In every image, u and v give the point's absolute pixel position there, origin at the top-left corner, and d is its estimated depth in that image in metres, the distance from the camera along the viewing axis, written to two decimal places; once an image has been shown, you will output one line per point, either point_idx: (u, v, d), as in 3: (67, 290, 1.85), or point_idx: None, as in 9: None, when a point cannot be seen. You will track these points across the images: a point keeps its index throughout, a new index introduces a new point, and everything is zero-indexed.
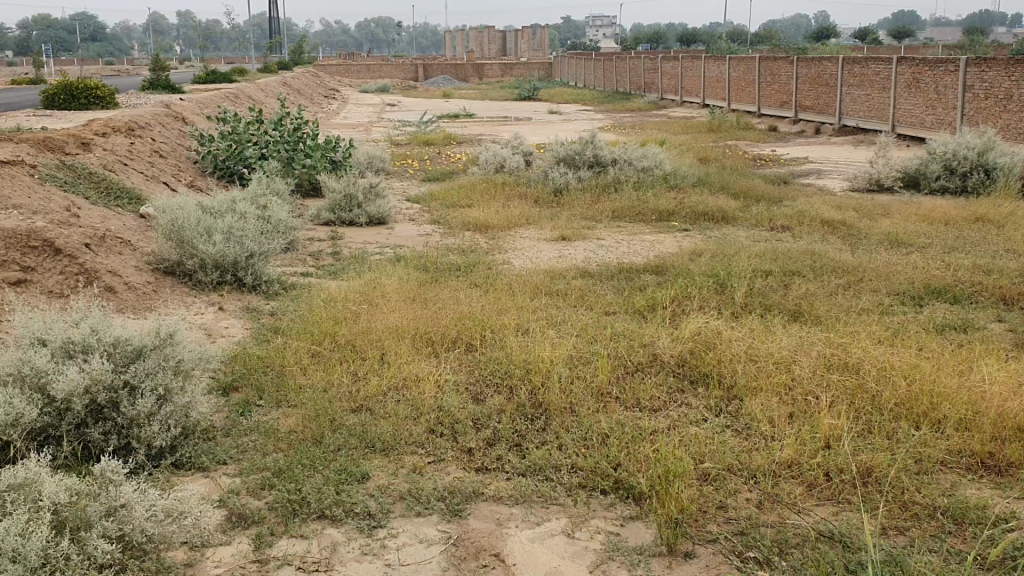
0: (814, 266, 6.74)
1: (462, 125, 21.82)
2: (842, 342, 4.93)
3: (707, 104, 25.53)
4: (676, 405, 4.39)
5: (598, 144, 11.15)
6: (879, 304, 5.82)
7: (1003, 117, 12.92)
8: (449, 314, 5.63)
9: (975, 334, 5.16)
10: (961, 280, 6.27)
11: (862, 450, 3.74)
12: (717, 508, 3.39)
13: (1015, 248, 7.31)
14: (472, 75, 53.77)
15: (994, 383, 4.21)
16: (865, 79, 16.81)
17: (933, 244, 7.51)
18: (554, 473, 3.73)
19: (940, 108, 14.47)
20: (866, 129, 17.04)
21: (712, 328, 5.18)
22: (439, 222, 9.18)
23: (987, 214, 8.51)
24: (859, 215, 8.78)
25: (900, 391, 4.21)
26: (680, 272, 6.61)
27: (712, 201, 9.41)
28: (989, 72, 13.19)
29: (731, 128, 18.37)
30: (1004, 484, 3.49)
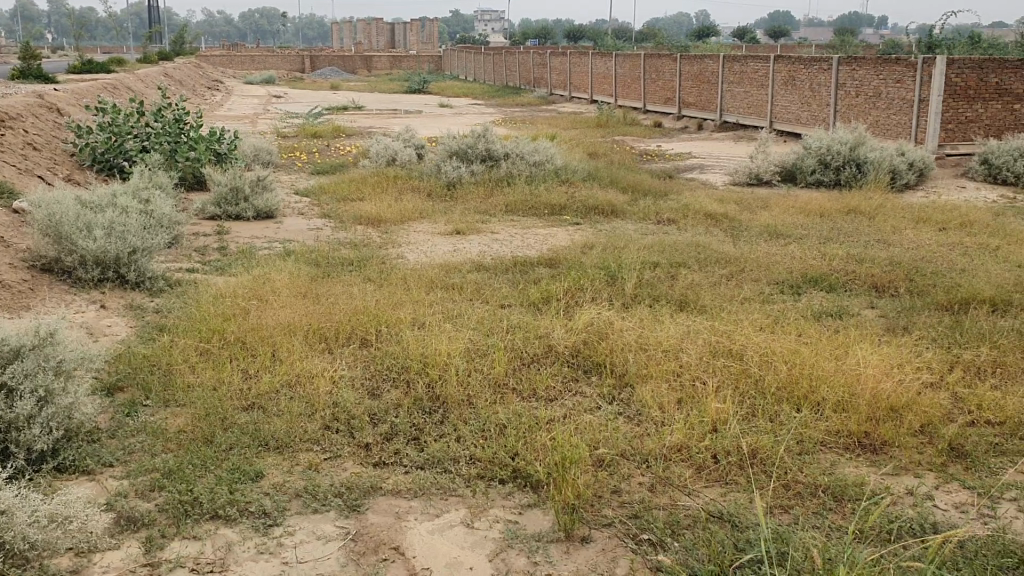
0: (699, 258, 6.95)
1: (351, 118, 21.57)
2: (726, 330, 5.11)
3: (595, 99, 25.93)
4: (570, 394, 4.48)
5: (488, 138, 11.20)
6: (760, 293, 6.05)
7: (873, 114, 13.54)
8: (343, 309, 5.58)
9: (849, 320, 5.43)
10: (836, 269, 6.58)
11: (747, 432, 3.90)
12: (612, 493, 3.48)
13: (885, 238, 7.70)
14: (360, 67, 53.09)
15: (869, 365, 4.44)
16: (744, 77, 17.38)
17: (810, 235, 7.85)
18: (452, 465, 3.75)
19: (815, 105, 15.09)
20: (746, 125, 17.62)
21: (605, 319, 5.29)
22: (329, 217, 9.05)
23: (859, 206, 8.93)
24: (740, 208, 9.10)
25: (782, 375, 4.40)
26: (573, 265, 6.72)
27: (601, 194, 9.57)
28: (859, 70, 13.80)
29: (618, 124, 18.71)
30: (879, 461, 3.69)
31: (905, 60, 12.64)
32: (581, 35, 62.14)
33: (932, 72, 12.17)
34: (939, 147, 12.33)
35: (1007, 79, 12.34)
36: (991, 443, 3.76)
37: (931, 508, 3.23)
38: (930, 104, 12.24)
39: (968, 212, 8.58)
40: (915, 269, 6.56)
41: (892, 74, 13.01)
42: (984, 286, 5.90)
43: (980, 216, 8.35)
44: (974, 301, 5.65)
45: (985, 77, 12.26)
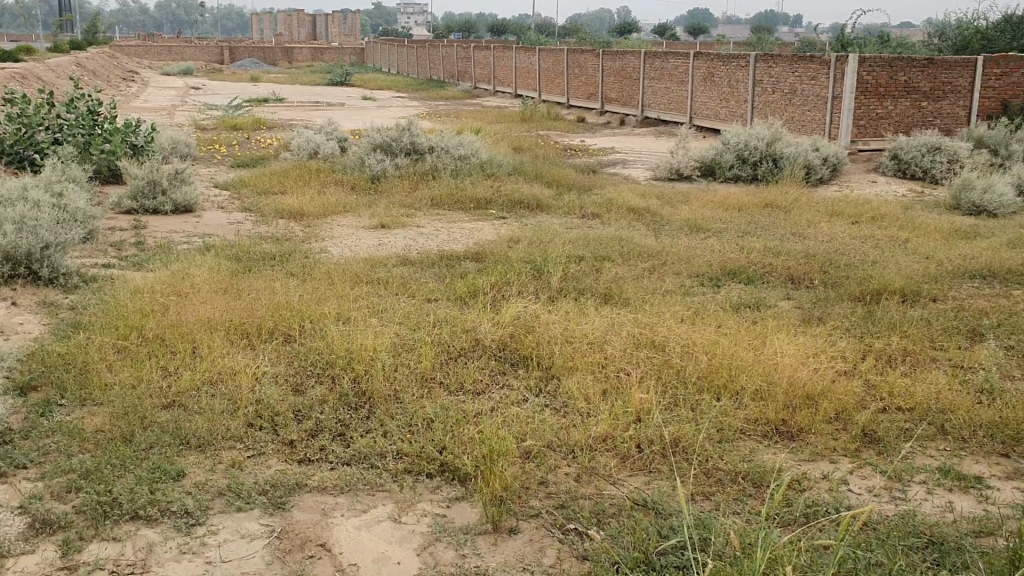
0: (622, 251, 7.04)
1: (272, 110, 21.24)
2: (649, 321, 5.20)
3: (519, 93, 26.00)
4: (497, 387, 4.51)
5: (413, 131, 11.15)
6: (681, 286, 6.15)
7: (789, 110, 13.88)
8: (265, 305, 5.50)
9: (767, 311, 5.57)
10: (755, 262, 6.73)
11: (669, 422, 3.98)
12: (538, 485, 3.52)
13: (800, 231, 7.91)
14: (281, 59, 52.19)
15: (785, 354, 4.57)
16: (664, 73, 17.63)
17: (729, 229, 8.03)
18: (379, 461, 3.74)
19: (733, 101, 15.40)
20: (667, 121, 17.89)
21: (530, 312, 5.32)
22: (250, 210, 8.90)
23: (775, 201, 9.16)
24: (662, 203, 9.25)
25: (703, 366, 4.50)
26: (499, 259, 6.75)
27: (526, 189, 9.62)
28: (775, 68, 14.13)
29: (543, 118, 18.81)
30: (796, 447, 3.80)
31: (820, 57, 12.97)
32: (505, 31, 62.16)
33: (844, 70, 12.53)
34: (852, 143, 12.72)
35: (916, 77, 12.75)
36: (901, 428, 3.90)
37: (846, 492, 3.34)
38: (843, 101, 12.60)
39: (879, 206, 8.87)
40: (829, 261, 6.76)
41: (807, 71, 13.34)
42: (894, 277, 6.11)
43: (890, 210, 8.64)
44: (885, 292, 5.85)
45: (895, 75, 12.66)
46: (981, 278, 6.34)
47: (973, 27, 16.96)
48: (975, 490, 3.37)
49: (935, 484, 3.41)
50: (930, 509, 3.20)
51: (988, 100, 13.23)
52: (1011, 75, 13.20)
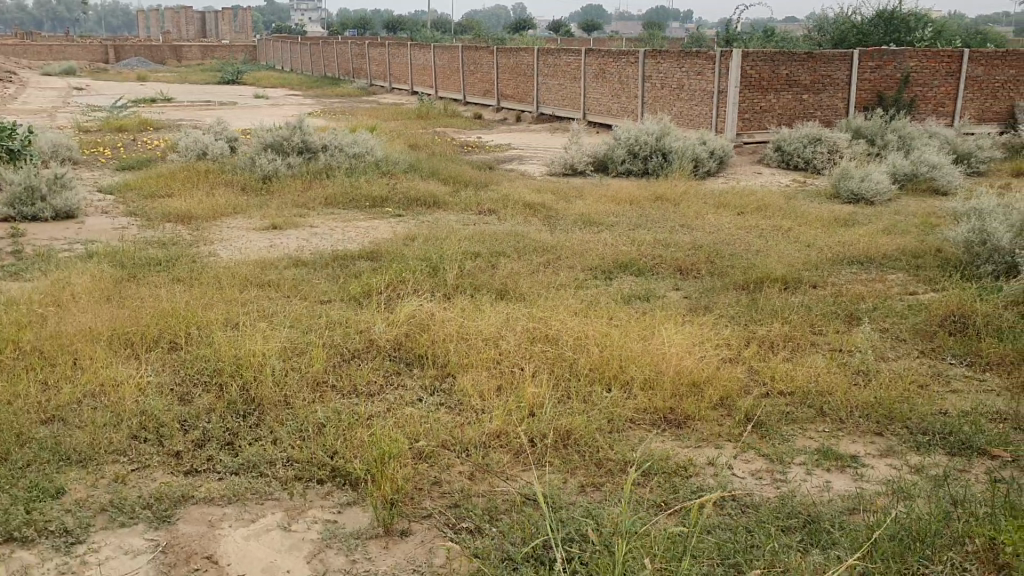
0: (517, 247, 7.06)
1: (159, 110, 20.61)
2: (543, 316, 5.23)
3: (415, 90, 25.85)
4: (391, 388, 4.47)
5: (305, 130, 10.98)
6: (574, 280, 6.21)
7: (678, 105, 14.17)
8: (151, 312, 5.33)
9: (656, 302, 5.68)
10: (646, 254, 6.86)
11: (562, 415, 4.01)
12: (431, 485, 3.50)
13: (688, 223, 8.09)
14: (170, 57, 50.49)
15: (673, 344, 4.66)
16: (557, 70, 17.78)
17: (621, 223, 8.15)
18: (268, 469, 3.67)
19: (625, 97, 15.64)
20: (562, 117, 18.06)
21: (425, 310, 5.29)
22: (135, 215, 8.62)
23: (666, 194, 9.33)
24: (556, 198, 9.32)
25: (593, 357, 4.56)
26: (394, 258, 6.69)
27: (421, 186, 9.56)
28: (663, 63, 14.39)
29: (439, 115, 18.74)
30: (683, 435, 3.88)
31: (705, 53, 13.26)
32: (401, 28, 61.64)
33: (728, 65, 12.87)
34: (738, 136, 13.09)
35: (796, 71, 13.18)
36: (783, 412, 4.02)
37: (730, 477, 3.42)
38: (727, 95, 12.92)
39: (764, 196, 9.13)
40: (716, 252, 6.93)
41: (693, 67, 13.64)
42: (776, 266, 6.30)
43: (774, 200, 8.91)
44: (767, 280, 6.03)
45: (776, 69, 13.06)
46: (858, 264, 6.59)
47: (848, 21, 17.59)
48: (852, 468, 3.50)
49: (814, 465, 3.53)
50: (809, 489, 3.31)
51: (864, 92, 13.77)
52: (884, 68, 13.77)
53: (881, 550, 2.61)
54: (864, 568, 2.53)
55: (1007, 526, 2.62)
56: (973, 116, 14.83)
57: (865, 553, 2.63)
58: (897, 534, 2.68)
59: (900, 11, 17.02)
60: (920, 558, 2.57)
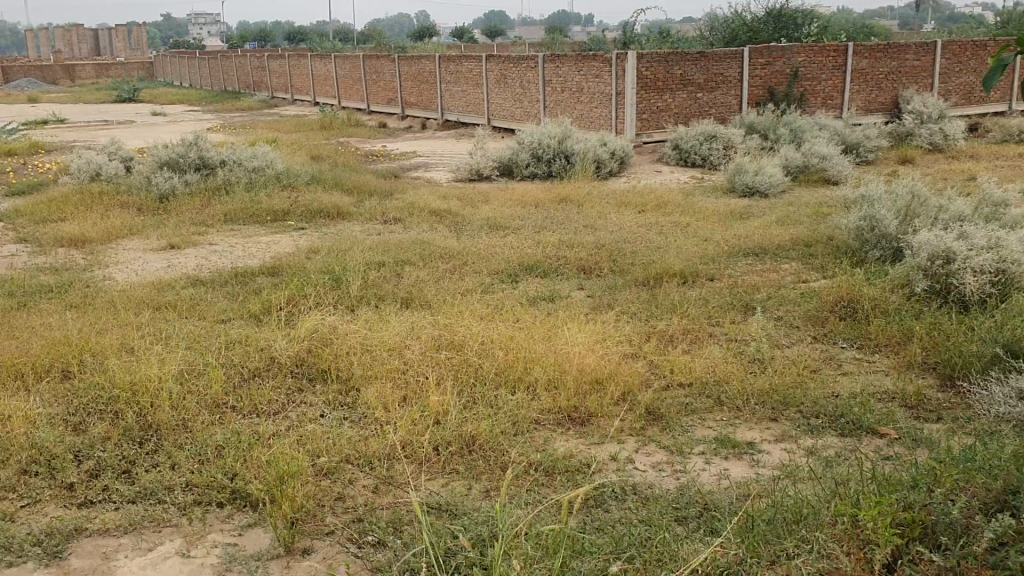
0: (422, 254, 7.04)
1: (52, 132, 19.89)
2: (448, 322, 5.21)
3: (318, 101, 25.56)
4: (294, 406, 4.38)
5: (201, 146, 10.74)
6: (479, 284, 6.21)
7: (578, 107, 14.33)
8: (41, 342, 5.13)
9: (560, 303, 5.73)
10: (550, 256, 6.90)
11: (467, 420, 3.99)
12: (334, 501, 3.45)
13: (592, 224, 8.17)
14: (62, 77, 48.70)
15: (577, 343, 4.70)
16: (460, 76, 17.80)
17: (526, 225, 8.20)
18: (167, 495, 3.56)
19: (527, 101, 15.75)
20: (466, 122, 18.08)
21: (328, 324, 5.22)
22: (25, 241, 8.29)
23: (569, 195, 9.42)
24: (461, 204, 9.33)
25: (498, 362, 4.56)
26: (295, 272, 6.59)
27: (324, 197, 9.44)
28: (562, 67, 14.53)
29: (343, 125, 18.56)
30: (587, 433, 3.91)
31: (602, 55, 13.43)
32: (303, 39, 60.93)
33: (624, 67, 13.05)
34: (637, 136, 13.30)
35: (690, 70, 13.45)
36: (684, 404, 4.09)
37: (632, 471, 3.47)
38: (625, 97, 13.12)
39: (664, 194, 9.30)
40: (618, 250, 7.02)
41: (591, 69, 13.81)
42: (674, 261, 6.42)
43: (673, 197, 9.08)
44: (666, 276, 6.14)
45: (670, 69, 13.32)
46: (754, 255, 6.75)
47: (739, 20, 18.03)
48: (748, 455, 3.59)
49: (713, 454, 3.60)
50: (708, 478, 3.37)
51: (756, 88, 14.16)
52: (774, 64, 14.19)
53: (758, 532, 2.65)
54: (740, 553, 2.56)
55: (869, 502, 2.66)
56: (861, 108, 15.39)
57: (743, 536, 2.66)
58: (772, 517, 2.72)
59: (787, 8, 17.56)
60: (793, 538, 2.60)
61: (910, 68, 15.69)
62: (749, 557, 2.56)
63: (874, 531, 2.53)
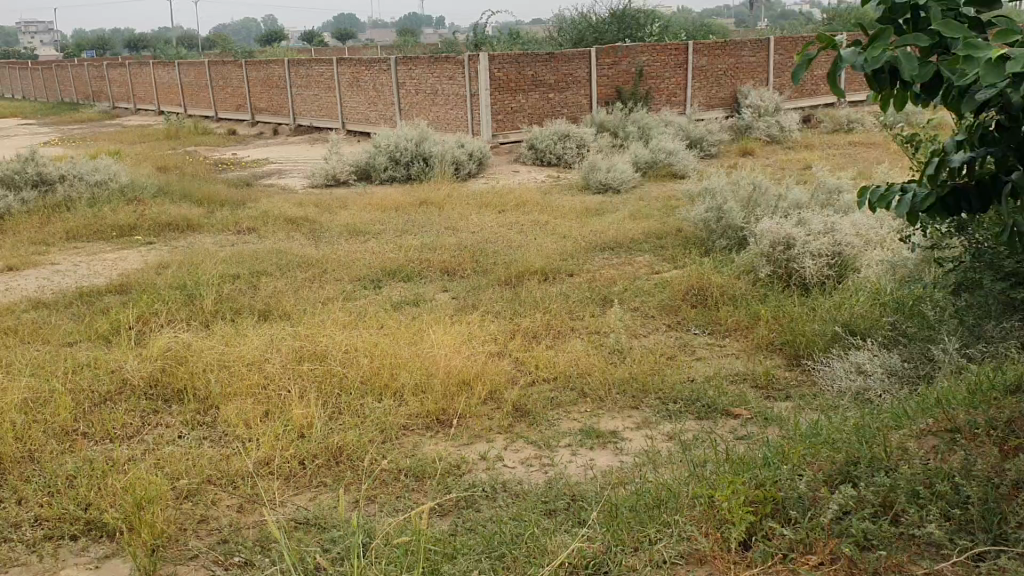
0: (280, 264, 6.88)
1: None
2: (309, 332, 5.10)
3: (164, 110, 24.61)
4: (150, 429, 4.20)
5: (38, 161, 10.15)
6: (341, 292, 6.13)
7: (434, 110, 14.33)
8: None
9: (424, 306, 5.71)
10: (411, 260, 6.87)
11: (332, 431, 3.93)
12: (197, 524, 3.32)
13: (452, 225, 8.18)
14: None
15: (441, 346, 4.70)
16: (310, 81, 17.51)
17: (386, 230, 8.14)
18: (13, 532, 3.33)
19: (381, 104, 15.64)
20: (320, 128, 17.79)
21: (182, 341, 5.02)
22: None
23: (428, 198, 9.40)
24: (318, 210, 9.17)
25: (362, 370, 4.49)
26: (145, 288, 6.32)
27: (172, 210, 9.10)
28: (415, 69, 14.49)
29: (191, 134, 17.93)
30: (455, 434, 3.92)
31: (454, 57, 13.46)
32: (144, 46, 58.57)
33: (477, 68, 13.13)
34: (494, 137, 13.41)
35: (542, 71, 13.65)
36: (549, 399, 4.16)
37: (501, 469, 3.49)
38: (479, 98, 13.18)
39: (522, 193, 9.40)
40: (480, 250, 7.05)
41: (443, 71, 13.82)
42: (535, 259, 6.50)
43: (531, 196, 9.20)
44: (528, 274, 6.22)
45: (522, 70, 13.46)
46: (611, 249, 6.92)
47: (585, 21, 18.43)
48: (612, 444, 3.68)
49: (578, 445, 3.67)
50: (574, 470, 3.44)
51: (605, 87, 14.52)
52: (620, 63, 14.58)
53: (622, 521, 2.71)
54: (606, 542, 2.60)
55: (723, 483, 2.76)
56: (704, 104, 16.01)
57: (607, 526, 2.71)
58: (635, 505, 2.78)
59: (630, 9, 18.09)
60: (655, 524, 2.67)
61: (746, 64, 16.43)
62: (614, 545, 2.60)
63: (729, 511, 2.62)
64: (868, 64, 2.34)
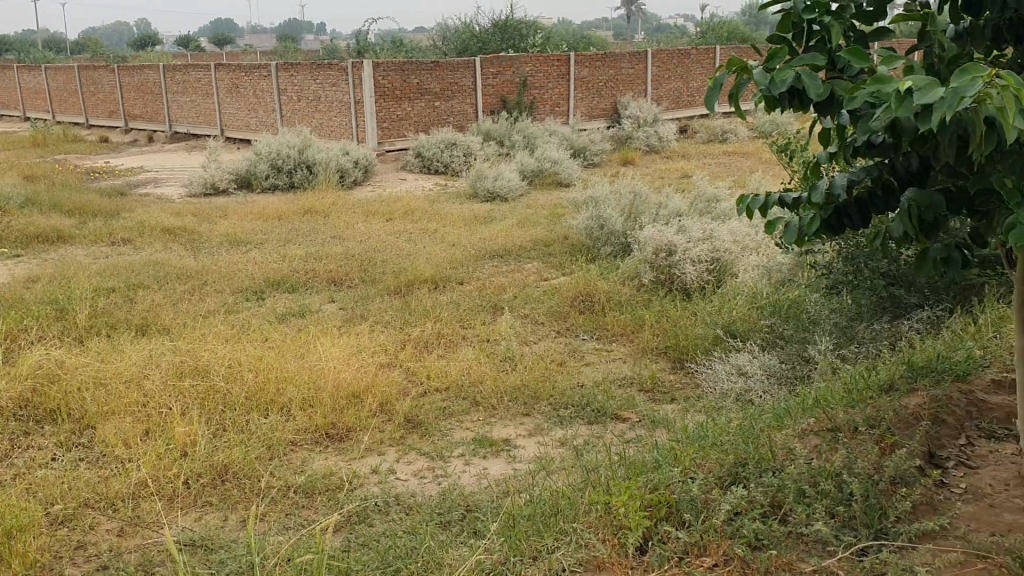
0: (158, 276, 6.63)
1: None
2: (191, 347, 4.93)
3: (28, 116, 23.45)
4: (20, 451, 3.97)
5: None
6: (223, 304, 5.95)
7: (316, 117, 14.11)
8: None
9: (310, 317, 5.60)
10: (296, 270, 6.74)
11: (218, 449, 3.80)
12: (73, 550, 3.16)
13: (338, 234, 8.07)
14: None
15: (330, 358, 4.62)
16: (187, 87, 17.00)
17: (269, 239, 7.97)
18: None
19: (261, 111, 15.31)
20: (197, 135, 17.29)
21: (54, 358, 4.77)
22: None
23: (313, 206, 9.25)
24: (198, 220, 8.89)
25: (248, 385, 4.36)
26: (12, 303, 6.00)
27: (40, 220, 8.67)
28: (296, 76, 14.24)
29: (59, 141, 17.12)
30: (345, 449, 3.85)
31: (337, 64, 13.29)
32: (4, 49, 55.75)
33: (361, 76, 13.00)
34: (379, 145, 13.30)
35: (426, 79, 13.60)
36: (440, 409, 4.14)
37: (393, 482, 3.46)
38: (363, 106, 13.05)
39: (408, 201, 9.36)
40: (367, 260, 6.97)
41: (326, 78, 13.64)
42: (424, 268, 6.47)
43: (417, 205, 9.17)
44: (416, 283, 6.18)
45: (406, 78, 13.40)
46: (499, 257, 6.95)
47: (468, 30, 18.52)
48: (505, 452, 3.69)
49: (471, 455, 3.67)
50: (467, 480, 3.43)
51: (490, 96, 14.60)
52: (504, 73, 14.69)
53: (520, 531, 2.71)
54: (504, 554, 2.59)
55: (618, 490, 2.79)
56: (586, 114, 16.29)
57: (505, 537, 2.70)
58: (533, 514, 2.79)
59: (512, 19, 18.29)
60: (552, 532, 2.68)
61: (626, 75, 16.81)
62: (512, 556, 2.60)
63: (625, 516, 2.65)
64: (773, 86, 2.30)
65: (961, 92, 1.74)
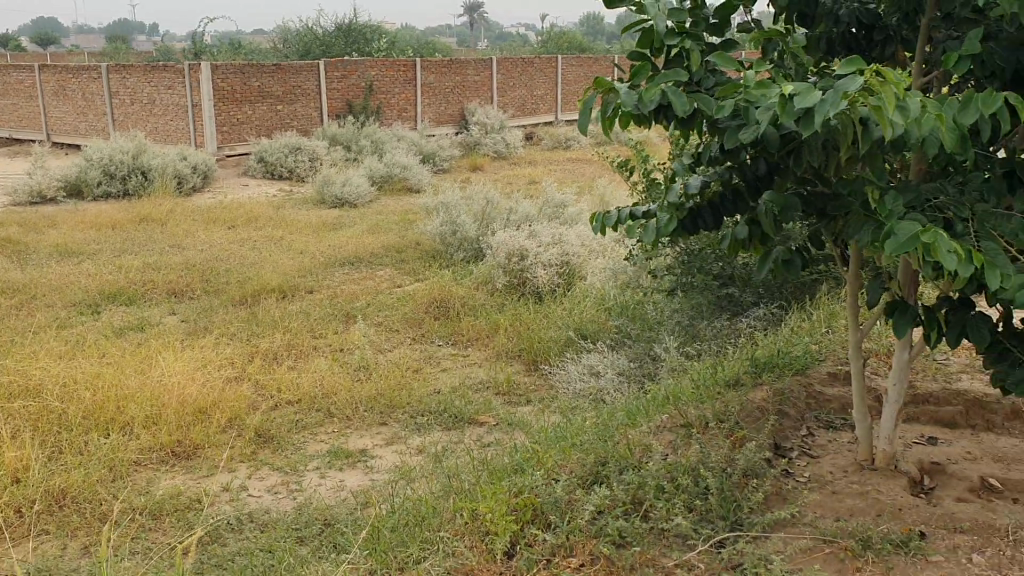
0: None
1: None
2: (19, 365, 4.59)
3: None
4: None
5: None
6: (53, 319, 5.60)
7: (151, 120, 13.50)
8: None
9: (150, 331, 5.35)
10: (134, 282, 6.42)
11: (54, 472, 3.55)
12: None
13: (178, 243, 7.76)
14: None
15: (173, 373, 4.41)
16: (8, 89, 15.95)
17: (103, 250, 7.57)
18: None
19: (91, 114, 14.53)
20: (20, 140, 16.23)
21: None
22: None
23: (150, 214, 8.85)
24: (23, 230, 8.34)
25: (84, 404, 4.10)
26: None
27: None
28: (129, 78, 13.60)
29: None
30: (194, 467, 3.70)
31: (172, 66, 12.78)
32: None
33: (199, 79, 12.55)
34: (219, 150, 12.86)
35: (268, 82, 13.25)
36: (292, 422, 4.04)
37: (247, 499, 3.35)
38: (202, 109, 12.59)
39: (252, 208, 9.10)
40: (209, 269, 6.73)
41: (161, 81, 13.09)
42: (271, 277, 6.30)
43: (262, 211, 8.94)
44: (264, 292, 6.01)
45: (246, 81, 13.02)
46: (349, 264, 6.85)
47: (311, 33, 18.21)
48: (362, 462, 3.64)
49: (327, 467, 3.60)
50: (325, 493, 3.37)
51: (335, 101, 14.38)
52: (348, 78, 14.50)
53: (385, 543, 2.67)
54: (370, 566, 2.55)
55: (483, 496, 2.79)
56: (433, 120, 16.29)
57: (371, 550, 2.65)
58: (396, 526, 2.76)
59: (355, 23, 18.11)
60: (418, 542, 2.65)
61: (471, 82, 16.92)
62: (378, 568, 2.55)
63: (493, 522, 2.65)
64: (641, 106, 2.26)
65: (849, 88, 1.78)
